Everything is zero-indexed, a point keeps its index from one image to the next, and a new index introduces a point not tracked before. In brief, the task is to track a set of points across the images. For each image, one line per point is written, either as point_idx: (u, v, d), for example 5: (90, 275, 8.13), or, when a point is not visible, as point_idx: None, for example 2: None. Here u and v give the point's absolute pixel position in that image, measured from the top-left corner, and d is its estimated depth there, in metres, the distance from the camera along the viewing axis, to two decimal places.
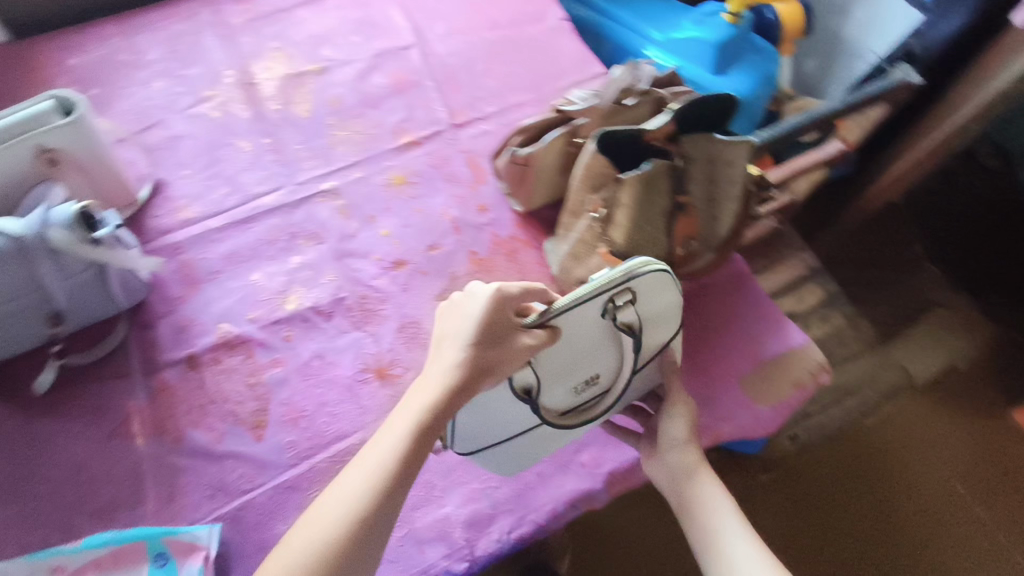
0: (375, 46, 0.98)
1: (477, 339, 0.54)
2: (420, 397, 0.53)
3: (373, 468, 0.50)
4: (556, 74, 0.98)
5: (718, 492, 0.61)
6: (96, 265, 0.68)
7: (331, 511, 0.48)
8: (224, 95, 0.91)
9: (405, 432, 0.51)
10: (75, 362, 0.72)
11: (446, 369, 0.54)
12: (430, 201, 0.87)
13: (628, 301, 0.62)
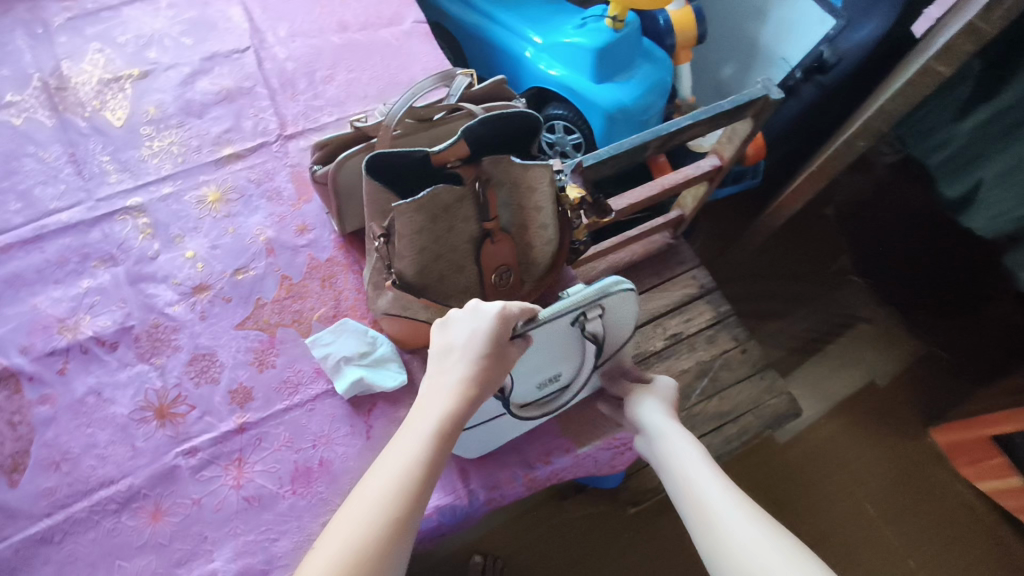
0: (206, 48, 0.92)
1: (488, 351, 0.53)
2: (432, 416, 0.50)
3: (384, 497, 0.46)
4: (405, 81, 0.92)
5: (694, 444, 0.58)
6: None
7: (352, 524, 0.44)
8: (28, 101, 0.85)
9: (422, 440, 0.49)
10: None
11: (456, 378, 0.52)
12: (245, 220, 0.81)
13: (601, 316, 0.59)
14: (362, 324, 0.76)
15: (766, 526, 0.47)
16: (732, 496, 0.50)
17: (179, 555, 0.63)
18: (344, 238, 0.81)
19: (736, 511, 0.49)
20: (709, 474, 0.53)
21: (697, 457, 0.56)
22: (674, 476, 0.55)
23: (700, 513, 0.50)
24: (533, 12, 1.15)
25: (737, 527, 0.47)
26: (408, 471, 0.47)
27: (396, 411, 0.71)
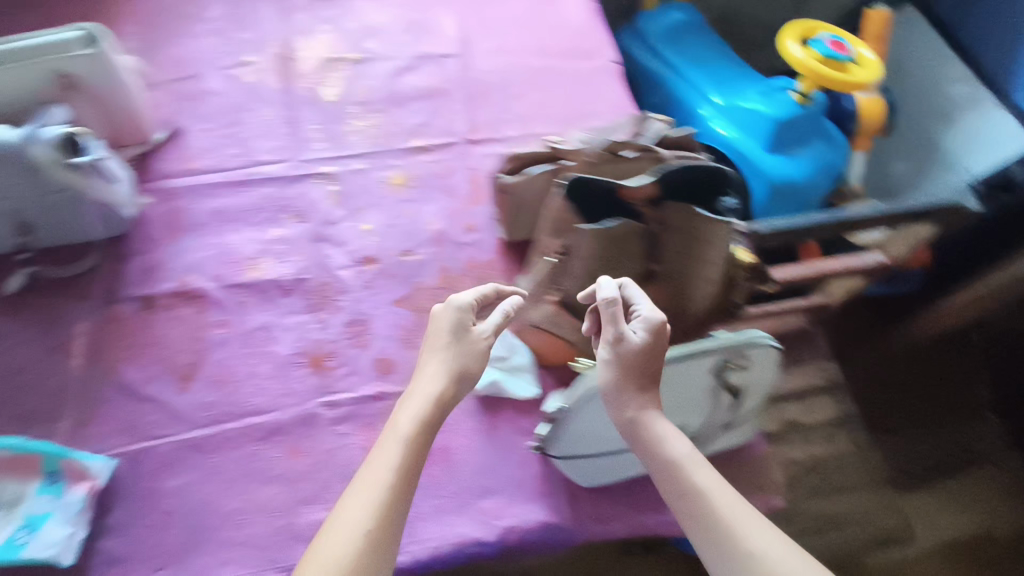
0: (419, 48, 0.99)
1: (456, 342, 0.61)
2: (411, 413, 0.57)
3: (376, 489, 0.52)
4: (591, 113, 0.95)
5: (684, 438, 0.58)
6: (71, 189, 0.71)
7: (354, 513, 0.51)
8: (262, 64, 0.94)
9: (403, 438, 0.56)
10: (44, 274, 0.77)
11: (433, 381, 0.59)
12: (422, 208, 0.86)
13: (743, 366, 0.66)
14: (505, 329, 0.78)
15: (771, 529, 0.52)
16: (737, 506, 0.53)
17: (305, 495, 0.68)
18: (504, 244, 0.84)
19: (747, 524, 0.52)
20: (715, 485, 0.55)
21: (698, 462, 0.56)
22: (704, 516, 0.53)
23: (711, 532, 0.52)
24: (719, 70, 1.16)
25: (752, 546, 0.50)
26: (411, 454, 0.55)
27: (520, 419, 0.74)
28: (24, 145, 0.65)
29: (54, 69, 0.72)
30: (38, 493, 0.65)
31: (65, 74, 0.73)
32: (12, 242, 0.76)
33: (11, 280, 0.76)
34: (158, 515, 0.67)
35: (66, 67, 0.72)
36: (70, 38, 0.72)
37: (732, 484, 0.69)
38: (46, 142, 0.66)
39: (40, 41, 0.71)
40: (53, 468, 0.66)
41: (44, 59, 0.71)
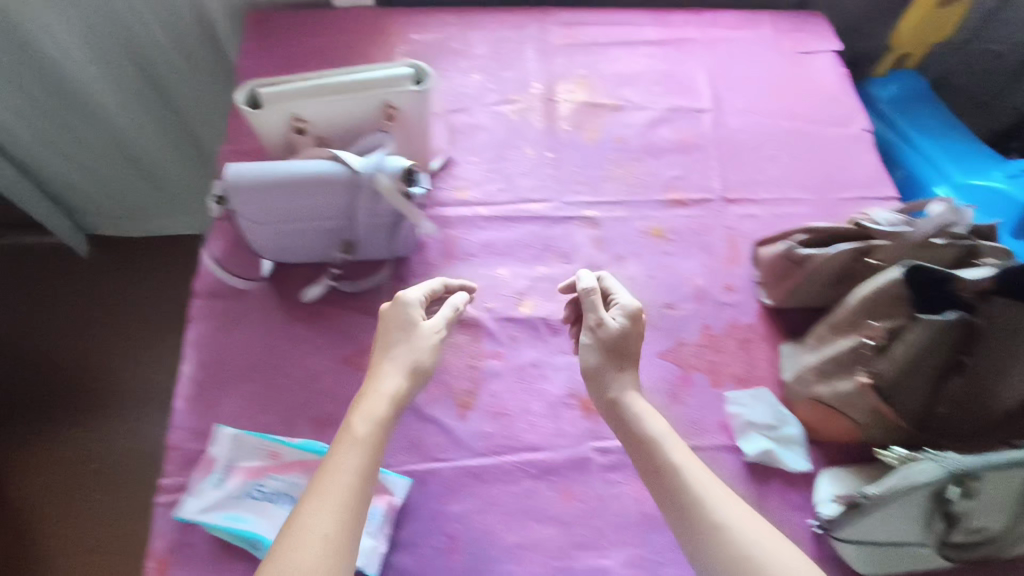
0: (672, 101, 0.99)
1: (415, 343, 0.66)
2: (382, 406, 0.61)
3: (350, 473, 0.56)
4: (844, 184, 0.94)
5: (665, 425, 0.64)
6: (397, 215, 0.74)
7: (330, 494, 0.54)
8: (526, 103, 0.97)
9: (366, 428, 0.59)
10: (343, 289, 0.81)
11: (397, 373, 0.64)
12: (681, 263, 0.87)
13: None
14: (774, 397, 0.78)
15: (739, 503, 0.57)
16: (723, 492, 0.58)
17: (581, 539, 0.69)
18: (765, 308, 0.84)
19: (748, 528, 0.54)
20: (693, 468, 0.59)
21: (673, 441, 0.62)
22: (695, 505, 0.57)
23: (687, 520, 0.56)
24: (955, 147, 1.11)
25: (726, 520, 0.55)
26: (369, 439, 0.59)
27: (789, 492, 0.73)
28: (372, 174, 0.69)
29: (386, 100, 0.76)
30: None
31: (393, 104, 0.76)
32: (323, 257, 0.81)
33: (313, 288, 0.81)
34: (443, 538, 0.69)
35: (396, 97, 0.76)
36: (403, 74, 0.76)
37: None
38: (390, 174, 0.69)
39: (378, 75, 0.75)
40: None
41: (382, 89, 0.75)
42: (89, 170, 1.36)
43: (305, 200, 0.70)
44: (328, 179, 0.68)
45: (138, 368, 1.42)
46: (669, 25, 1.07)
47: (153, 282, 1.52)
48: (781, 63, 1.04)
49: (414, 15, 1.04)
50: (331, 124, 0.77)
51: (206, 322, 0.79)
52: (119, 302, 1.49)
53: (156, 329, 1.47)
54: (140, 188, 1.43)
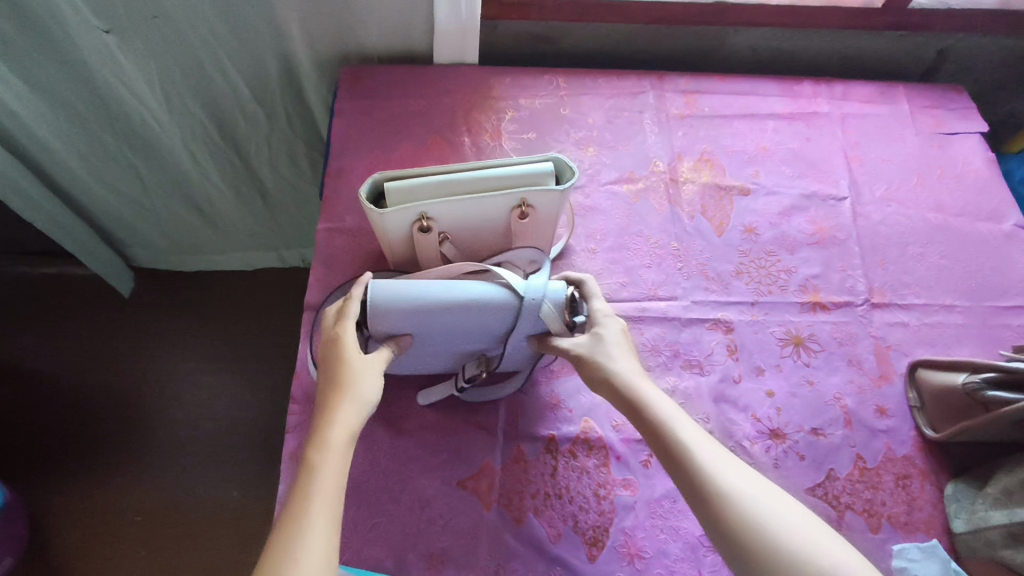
0: (805, 185, 0.90)
1: (354, 363, 0.58)
2: (333, 422, 0.54)
3: (312, 500, 0.48)
4: (1001, 290, 0.85)
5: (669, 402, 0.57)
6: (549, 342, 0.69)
7: (286, 527, 0.46)
8: (646, 183, 0.89)
9: (320, 447, 0.52)
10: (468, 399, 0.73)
11: (347, 380, 0.57)
12: (826, 378, 0.78)
13: None
14: (944, 549, 0.68)
15: (759, 478, 0.50)
16: (739, 467, 0.51)
17: None
18: (925, 440, 0.74)
19: (760, 494, 0.48)
20: (705, 448, 0.52)
21: (684, 421, 0.54)
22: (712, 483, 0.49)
23: (704, 498, 0.49)
24: None
25: (752, 505, 0.48)
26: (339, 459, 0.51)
27: None
28: (539, 301, 0.64)
29: (520, 195, 0.68)
30: None
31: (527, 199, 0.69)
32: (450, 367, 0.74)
33: (432, 393, 0.73)
34: None
35: (531, 192, 0.68)
36: (544, 170, 0.69)
37: None
38: (558, 302, 0.65)
39: (518, 170, 0.68)
40: None
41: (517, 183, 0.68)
42: (148, 210, 1.29)
43: (457, 324, 0.64)
44: (488, 303, 0.64)
45: (191, 420, 1.35)
46: (796, 97, 0.98)
47: (209, 326, 1.46)
48: (922, 144, 0.95)
49: (521, 77, 0.97)
50: (457, 219, 0.69)
51: (303, 432, 0.71)
52: (172, 347, 1.43)
53: (211, 378, 1.40)
54: (199, 228, 1.36)
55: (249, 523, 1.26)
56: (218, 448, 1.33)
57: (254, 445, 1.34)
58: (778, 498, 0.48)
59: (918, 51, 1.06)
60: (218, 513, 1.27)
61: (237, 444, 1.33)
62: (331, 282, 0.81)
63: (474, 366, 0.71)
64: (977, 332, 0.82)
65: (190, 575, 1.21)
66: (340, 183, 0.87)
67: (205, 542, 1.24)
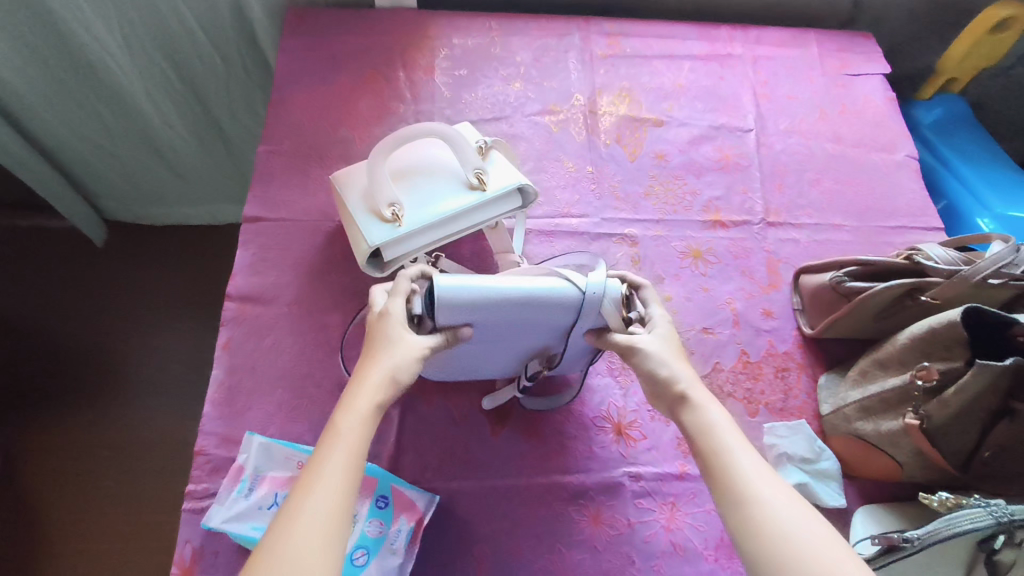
0: (714, 118, 0.98)
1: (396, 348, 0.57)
2: (366, 401, 0.54)
3: (337, 483, 0.49)
4: (888, 212, 0.92)
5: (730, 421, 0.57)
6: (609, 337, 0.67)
7: (309, 507, 0.47)
8: (567, 114, 0.96)
9: (350, 431, 0.52)
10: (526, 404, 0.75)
11: (388, 361, 0.57)
12: (719, 286, 0.85)
13: None
14: (812, 430, 0.76)
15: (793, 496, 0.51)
16: (789, 491, 0.52)
17: (609, 566, 0.67)
18: (805, 338, 0.82)
19: (801, 517, 0.50)
20: (742, 455, 0.53)
21: (738, 440, 0.55)
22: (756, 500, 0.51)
23: (746, 510, 0.50)
24: (999, 178, 1.08)
25: (771, 509, 0.50)
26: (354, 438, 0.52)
27: None
28: (601, 297, 0.62)
29: (472, 169, 0.76)
30: (369, 516, 0.65)
31: (478, 173, 0.76)
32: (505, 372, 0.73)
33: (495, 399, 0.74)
34: (469, 560, 0.66)
35: (479, 163, 0.76)
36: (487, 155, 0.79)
37: None
38: (617, 297, 0.63)
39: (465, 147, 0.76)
40: (383, 492, 0.66)
41: (466, 155, 0.75)
42: (116, 160, 1.35)
43: (515, 318, 0.62)
44: (555, 301, 0.61)
45: (156, 361, 1.42)
46: (713, 40, 1.05)
47: (175, 275, 1.52)
48: (827, 84, 1.02)
49: (455, 19, 1.03)
50: (420, 206, 0.75)
51: (238, 326, 0.78)
52: (139, 294, 1.49)
53: (176, 323, 1.47)
54: (167, 179, 1.42)
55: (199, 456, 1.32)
56: (178, 386, 1.40)
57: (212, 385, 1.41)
58: (817, 522, 0.50)
59: (833, 1, 1.13)
60: (172, 446, 1.33)
61: (197, 383, 1.40)
62: (268, 197, 0.87)
63: (535, 362, 0.70)
64: (862, 248, 0.89)
65: (144, 501, 1.27)
66: (280, 111, 0.93)
67: (159, 472, 1.30)
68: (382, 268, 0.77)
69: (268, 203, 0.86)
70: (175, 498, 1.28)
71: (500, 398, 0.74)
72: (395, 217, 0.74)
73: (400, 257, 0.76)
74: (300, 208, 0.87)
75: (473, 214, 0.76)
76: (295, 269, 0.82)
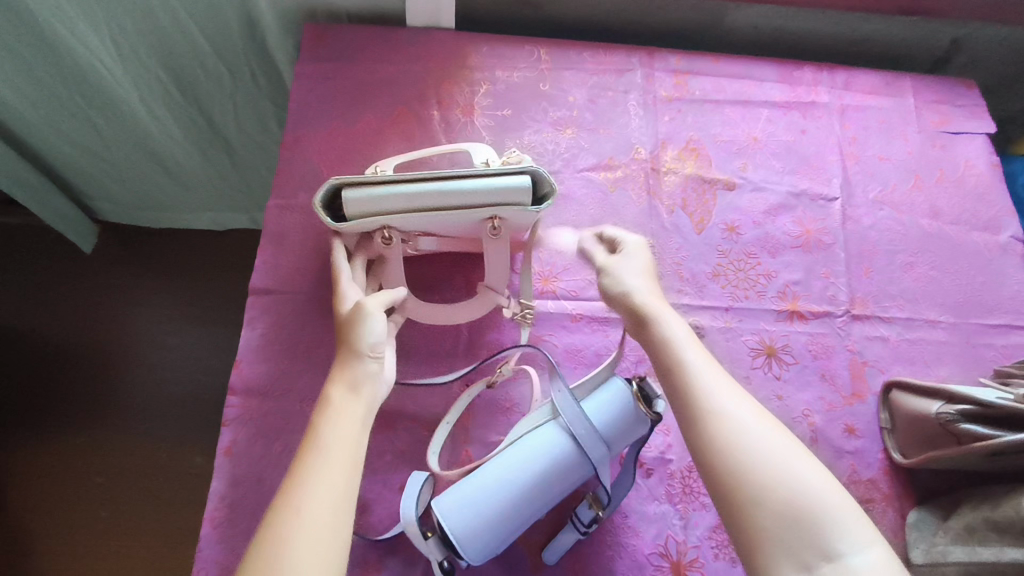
0: (794, 183, 0.85)
1: (375, 354, 0.57)
2: (345, 398, 0.54)
3: (328, 471, 0.48)
4: (990, 306, 0.80)
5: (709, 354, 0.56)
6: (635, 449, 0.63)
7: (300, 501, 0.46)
8: (626, 171, 0.83)
9: (333, 427, 0.51)
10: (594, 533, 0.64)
11: (355, 357, 0.56)
12: (796, 393, 0.74)
13: None
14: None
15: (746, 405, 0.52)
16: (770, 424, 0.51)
17: None
18: (892, 464, 0.71)
19: (784, 454, 0.48)
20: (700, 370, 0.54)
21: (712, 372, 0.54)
22: (734, 440, 0.49)
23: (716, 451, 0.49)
24: None
25: (752, 451, 0.48)
26: (339, 438, 0.51)
27: None
28: (595, 430, 0.60)
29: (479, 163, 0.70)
30: None
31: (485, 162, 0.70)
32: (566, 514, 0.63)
33: (554, 545, 0.64)
34: None
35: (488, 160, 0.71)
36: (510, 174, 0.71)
37: None
38: (608, 418, 0.60)
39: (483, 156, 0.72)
40: None
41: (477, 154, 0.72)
42: (113, 167, 1.21)
43: (537, 489, 0.58)
44: (560, 457, 0.59)
45: (149, 380, 1.29)
46: (795, 84, 0.91)
47: (173, 283, 1.38)
48: (923, 143, 0.89)
49: (500, 45, 0.89)
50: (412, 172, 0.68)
51: (242, 427, 0.67)
52: (133, 303, 1.35)
53: (171, 338, 1.33)
54: (170, 188, 1.29)
55: (199, 486, 1.21)
56: (174, 408, 1.27)
57: (212, 406, 1.28)
58: (778, 433, 0.50)
59: (932, 37, 0.98)
60: (166, 474, 1.22)
61: (194, 404, 1.28)
62: (279, 265, 0.75)
63: (586, 507, 0.63)
64: (958, 351, 0.77)
65: (140, 535, 1.17)
66: (295, 155, 0.81)
67: (155, 503, 1.19)
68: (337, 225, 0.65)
69: (280, 272, 0.74)
70: (177, 533, 1.17)
71: (563, 546, 0.63)
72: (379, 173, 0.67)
73: (360, 206, 0.65)
74: (315, 278, 0.75)
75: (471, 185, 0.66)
76: (309, 355, 0.71)
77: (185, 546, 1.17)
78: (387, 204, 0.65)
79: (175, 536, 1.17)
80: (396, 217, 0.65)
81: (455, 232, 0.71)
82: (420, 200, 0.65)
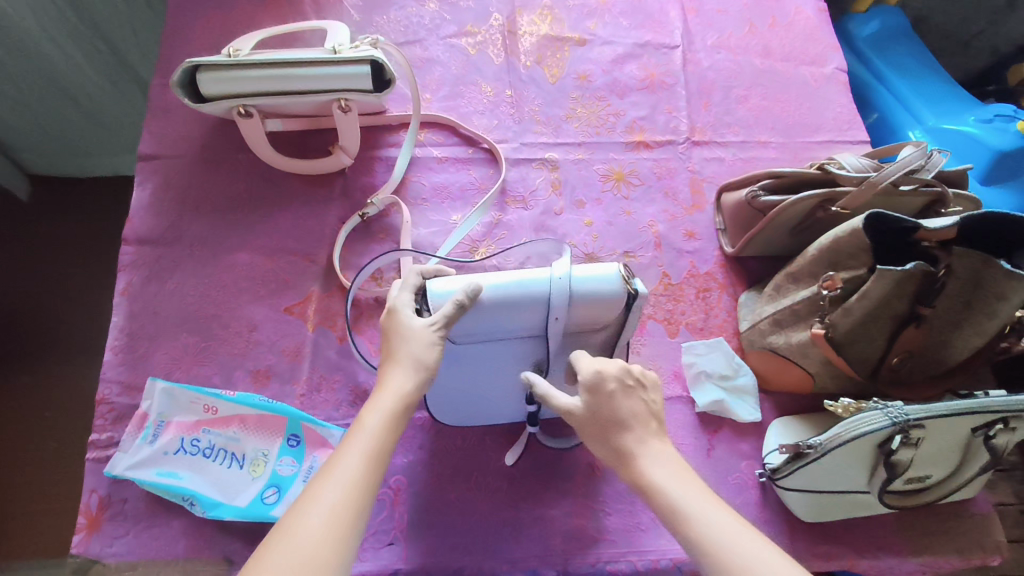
0: (639, 36, 0.94)
1: (425, 352, 0.54)
2: (385, 399, 0.52)
3: (351, 479, 0.47)
4: (814, 126, 0.91)
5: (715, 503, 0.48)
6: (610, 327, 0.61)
7: (312, 510, 0.44)
8: (485, 35, 0.91)
9: (371, 430, 0.50)
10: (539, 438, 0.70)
11: (400, 378, 0.53)
12: (641, 208, 0.83)
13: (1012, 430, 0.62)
14: (731, 347, 0.77)
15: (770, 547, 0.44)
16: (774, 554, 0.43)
17: (526, 490, 0.68)
18: (726, 257, 0.81)
19: None
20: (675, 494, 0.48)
21: (706, 511, 0.47)
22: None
23: None
24: (934, 92, 1.09)
25: None
26: (388, 420, 0.51)
27: (739, 442, 0.72)
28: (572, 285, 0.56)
29: (332, 43, 0.74)
30: (281, 454, 0.67)
31: (335, 45, 0.73)
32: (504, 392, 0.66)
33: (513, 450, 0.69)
34: (385, 492, 0.67)
35: (344, 43, 0.74)
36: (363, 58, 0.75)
37: (951, 538, 0.70)
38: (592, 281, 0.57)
39: (338, 37, 0.75)
40: (294, 431, 0.68)
41: (335, 35, 0.75)
42: (36, 126, 1.14)
43: (484, 317, 0.57)
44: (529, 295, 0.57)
45: (17, 321, 1.17)
46: None
47: (51, 226, 1.26)
48: None
49: None
50: (266, 53, 0.72)
51: (137, 271, 0.74)
52: (3, 246, 1.23)
53: (40, 282, 1.21)
54: (93, 139, 1.22)
55: (84, 416, 1.11)
56: (41, 346, 1.16)
57: (80, 348, 1.17)
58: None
59: None
60: (56, 404, 1.12)
61: (86, 336, 1.18)
62: (163, 134, 0.81)
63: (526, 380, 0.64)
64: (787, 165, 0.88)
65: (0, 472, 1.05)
66: (174, 39, 0.87)
67: (15, 441, 1.08)
68: (196, 104, 0.72)
69: (164, 139, 0.81)
70: (42, 475, 1.06)
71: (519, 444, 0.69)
72: (231, 55, 0.71)
73: (215, 92, 0.71)
74: (199, 142, 0.81)
75: (316, 73, 0.71)
76: (196, 207, 0.78)
77: (55, 483, 1.06)
78: (240, 90, 0.71)
79: (67, 463, 1.07)
80: (249, 100, 0.72)
81: (312, 109, 0.77)
82: (271, 86, 0.71)
